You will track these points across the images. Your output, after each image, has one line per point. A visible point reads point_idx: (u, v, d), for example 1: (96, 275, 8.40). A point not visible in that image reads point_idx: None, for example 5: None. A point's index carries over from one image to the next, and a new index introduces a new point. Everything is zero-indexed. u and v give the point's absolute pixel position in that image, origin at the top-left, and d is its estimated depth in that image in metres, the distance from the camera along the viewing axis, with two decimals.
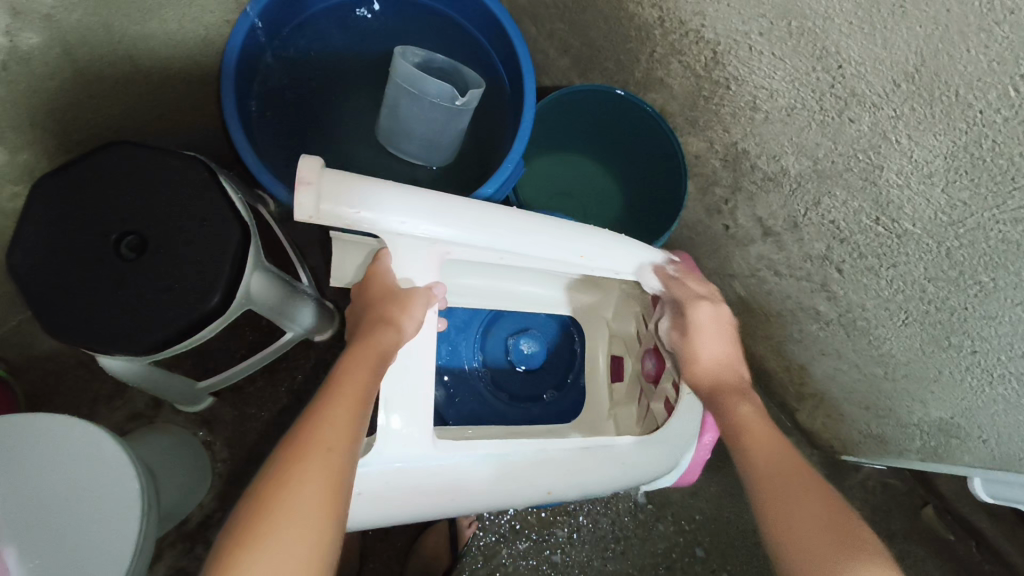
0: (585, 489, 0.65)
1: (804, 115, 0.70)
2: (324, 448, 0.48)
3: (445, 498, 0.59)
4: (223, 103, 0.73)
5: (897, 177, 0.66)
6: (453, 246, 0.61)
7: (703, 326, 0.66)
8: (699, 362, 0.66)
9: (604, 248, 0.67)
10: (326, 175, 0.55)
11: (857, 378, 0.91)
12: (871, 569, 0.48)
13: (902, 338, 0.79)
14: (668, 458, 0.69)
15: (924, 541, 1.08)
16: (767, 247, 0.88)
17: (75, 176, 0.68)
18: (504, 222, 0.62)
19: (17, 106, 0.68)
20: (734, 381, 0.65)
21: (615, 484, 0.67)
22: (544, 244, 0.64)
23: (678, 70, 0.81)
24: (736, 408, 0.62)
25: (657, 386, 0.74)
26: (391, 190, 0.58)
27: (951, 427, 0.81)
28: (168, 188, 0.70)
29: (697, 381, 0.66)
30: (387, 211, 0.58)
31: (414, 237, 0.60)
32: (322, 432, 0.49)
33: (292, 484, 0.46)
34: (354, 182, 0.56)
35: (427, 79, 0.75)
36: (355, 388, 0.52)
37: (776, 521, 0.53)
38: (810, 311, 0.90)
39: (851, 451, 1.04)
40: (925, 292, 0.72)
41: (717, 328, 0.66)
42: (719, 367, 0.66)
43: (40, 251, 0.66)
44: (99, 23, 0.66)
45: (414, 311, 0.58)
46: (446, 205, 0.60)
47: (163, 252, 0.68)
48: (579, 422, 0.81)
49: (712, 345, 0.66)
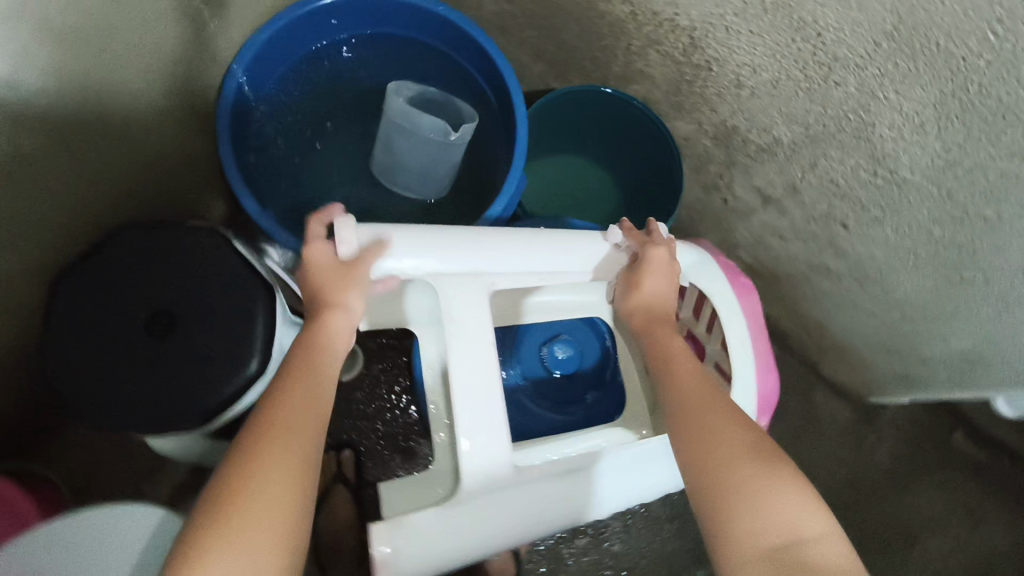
0: (632, 491, 0.66)
1: (790, 85, 0.72)
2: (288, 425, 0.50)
3: (509, 522, 0.59)
4: (223, 162, 0.74)
5: (890, 131, 0.68)
6: (497, 277, 0.62)
7: (653, 263, 0.64)
8: (640, 293, 0.64)
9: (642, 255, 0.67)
10: (365, 227, 0.58)
11: (876, 324, 0.94)
12: (782, 495, 0.50)
13: (914, 280, 0.82)
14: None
15: (960, 465, 1.13)
16: (769, 214, 0.91)
17: (90, 267, 0.70)
18: (538, 245, 0.64)
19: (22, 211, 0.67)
20: (669, 320, 0.64)
21: (659, 483, 0.67)
22: (580, 260, 0.65)
23: (657, 60, 0.83)
24: (668, 344, 0.62)
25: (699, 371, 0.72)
26: (423, 235, 0.60)
27: (975, 355, 0.84)
28: (184, 262, 0.72)
29: (631, 310, 0.65)
30: (422, 253, 0.59)
31: (457, 277, 0.61)
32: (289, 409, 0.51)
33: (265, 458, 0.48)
34: (389, 230, 0.59)
35: (420, 115, 0.76)
36: (308, 379, 0.54)
37: (695, 445, 0.54)
38: (820, 268, 0.93)
39: (877, 392, 1.08)
40: (932, 233, 0.74)
41: (671, 270, 0.65)
42: (659, 308, 0.64)
43: (70, 350, 0.67)
44: (91, 114, 0.65)
45: (360, 280, 0.57)
46: (481, 239, 0.62)
47: (192, 324, 0.70)
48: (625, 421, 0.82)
49: (661, 284, 0.64)
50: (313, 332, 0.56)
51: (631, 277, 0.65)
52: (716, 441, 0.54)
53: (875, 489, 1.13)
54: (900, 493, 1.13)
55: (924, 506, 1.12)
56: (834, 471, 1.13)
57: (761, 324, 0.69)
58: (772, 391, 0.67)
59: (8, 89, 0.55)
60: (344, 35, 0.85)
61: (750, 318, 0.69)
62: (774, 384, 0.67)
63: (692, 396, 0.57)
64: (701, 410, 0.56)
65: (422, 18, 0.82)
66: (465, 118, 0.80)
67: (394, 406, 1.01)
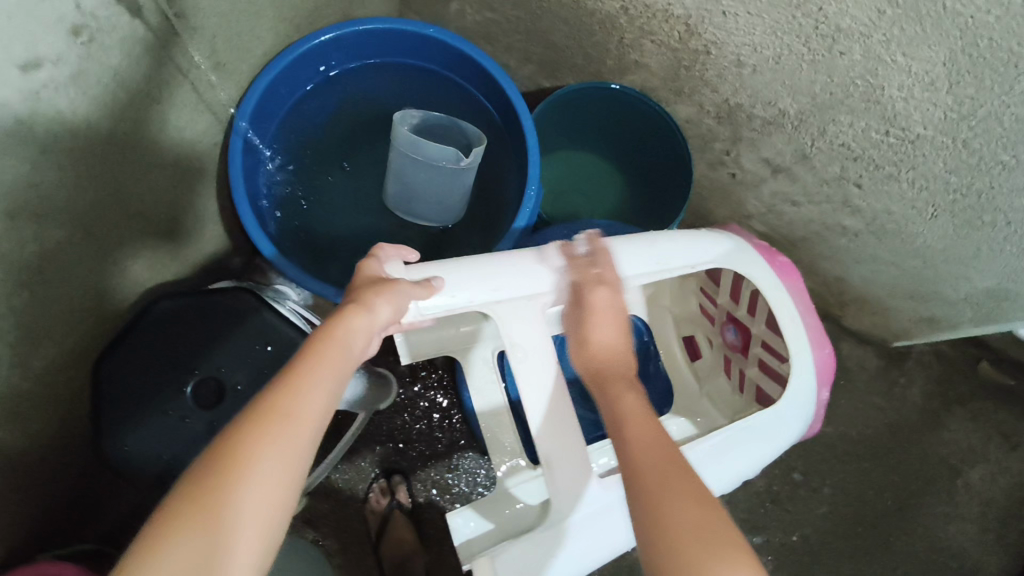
0: (718, 483, 0.63)
1: (793, 58, 0.72)
2: (296, 414, 0.44)
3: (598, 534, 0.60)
4: (243, 219, 0.74)
5: (899, 92, 0.68)
6: (547, 295, 0.63)
7: (597, 307, 0.60)
8: (590, 343, 0.59)
9: (683, 249, 0.67)
10: (423, 268, 0.59)
11: (897, 273, 0.95)
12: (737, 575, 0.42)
13: (934, 229, 0.83)
14: (796, 423, 0.66)
15: (989, 393, 1.15)
16: (779, 183, 0.92)
17: (131, 345, 0.71)
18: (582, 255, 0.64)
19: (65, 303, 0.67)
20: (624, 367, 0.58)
21: (743, 469, 0.64)
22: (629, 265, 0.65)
23: (652, 49, 0.83)
24: (624, 397, 0.54)
25: (747, 354, 0.74)
26: (466, 266, 0.60)
27: (1000, 291, 0.85)
28: (221, 326, 0.73)
29: (585, 364, 0.58)
30: (473, 285, 0.59)
31: (509, 301, 0.61)
32: (301, 396, 0.45)
33: (257, 445, 0.42)
34: (437, 269, 0.59)
35: (427, 145, 0.75)
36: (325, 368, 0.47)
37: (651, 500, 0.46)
38: (836, 228, 0.94)
39: (902, 337, 1.09)
40: (949, 183, 0.75)
41: (615, 311, 0.60)
42: (607, 355, 0.58)
43: (129, 430, 0.69)
44: (111, 197, 0.64)
45: (398, 292, 0.54)
46: (524, 260, 0.62)
47: (241, 389, 0.72)
48: (676, 413, 0.82)
49: (607, 329, 0.59)
50: (331, 325, 0.50)
51: (578, 325, 0.60)
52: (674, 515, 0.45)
53: (911, 430, 1.15)
54: (936, 430, 1.15)
55: (959, 438, 1.14)
56: (870, 418, 1.15)
57: (807, 298, 0.69)
58: (828, 364, 0.68)
59: (31, 189, 0.54)
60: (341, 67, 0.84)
61: (796, 294, 0.69)
62: (829, 357, 0.67)
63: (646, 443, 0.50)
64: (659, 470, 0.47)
65: (415, 41, 0.82)
66: (472, 141, 0.79)
67: (443, 422, 1.02)
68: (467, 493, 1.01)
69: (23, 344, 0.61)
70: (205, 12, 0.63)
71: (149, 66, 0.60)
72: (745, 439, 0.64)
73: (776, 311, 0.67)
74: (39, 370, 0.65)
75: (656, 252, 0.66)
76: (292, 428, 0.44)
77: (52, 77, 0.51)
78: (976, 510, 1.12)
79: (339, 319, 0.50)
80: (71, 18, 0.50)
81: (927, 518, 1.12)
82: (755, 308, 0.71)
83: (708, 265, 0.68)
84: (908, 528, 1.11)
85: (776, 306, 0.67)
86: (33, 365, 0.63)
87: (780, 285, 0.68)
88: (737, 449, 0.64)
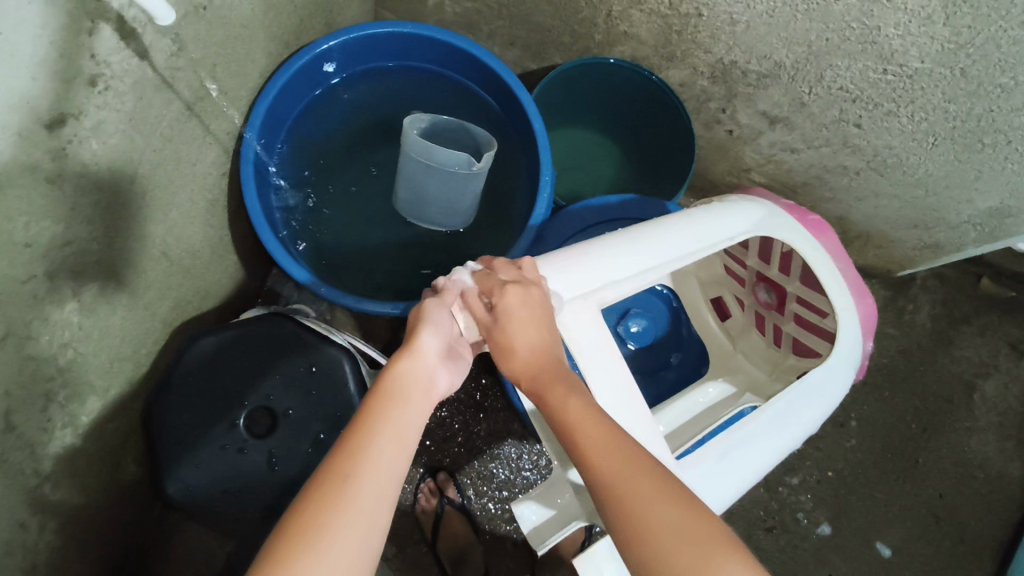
0: (786, 444, 0.65)
1: (787, 9, 0.73)
2: (370, 472, 0.44)
3: None
4: (266, 243, 0.74)
5: (896, 30, 0.69)
6: (603, 289, 0.63)
7: (511, 316, 0.57)
8: (514, 354, 0.57)
9: (717, 225, 0.69)
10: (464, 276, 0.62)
11: (899, 205, 0.97)
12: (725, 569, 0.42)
13: (935, 159, 0.84)
14: (847, 376, 0.69)
15: (992, 307, 1.19)
16: (778, 133, 0.93)
17: (178, 387, 0.71)
18: (624, 244, 0.65)
19: (115, 358, 0.65)
20: (555, 369, 0.56)
21: (806, 429, 0.66)
22: (671, 245, 0.66)
23: (641, 18, 0.84)
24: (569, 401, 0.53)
25: (785, 310, 0.77)
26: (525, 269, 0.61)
27: (1004, 210, 0.87)
28: (262, 356, 0.73)
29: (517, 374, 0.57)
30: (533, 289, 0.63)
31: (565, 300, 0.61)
32: (376, 449, 0.45)
33: (340, 501, 0.42)
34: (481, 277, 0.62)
35: (439, 151, 0.75)
36: (387, 422, 0.47)
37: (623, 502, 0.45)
38: (838, 169, 0.95)
39: (906, 265, 1.12)
40: (948, 112, 0.76)
41: (528, 310, 0.58)
42: (536, 361, 0.57)
43: (185, 470, 0.69)
44: (137, 241, 0.63)
45: (435, 318, 0.56)
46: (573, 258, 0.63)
47: (293, 412, 0.72)
48: (717, 377, 0.83)
49: (525, 333, 0.57)
50: (383, 376, 0.50)
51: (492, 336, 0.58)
52: (648, 515, 0.44)
53: (925, 353, 1.18)
54: (948, 350, 1.18)
55: (970, 354, 1.18)
56: (885, 347, 1.19)
57: (842, 255, 0.73)
58: (868, 311, 0.72)
59: (67, 247, 0.53)
60: (339, 75, 0.85)
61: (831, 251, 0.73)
62: (872, 308, 0.71)
63: (611, 454, 0.48)
64: (621, 476, 0.47)
65: (407, 41, 0.83)
66: (483, 142, 0.79)
67: (483, 414, 1.03)
68: (511, 479, 1.03)
69: (73, 402, 0.60)
70: (204, 43, 0.62)
71: (159, 105, 0.59)
72: (803, 399, 0.66)
73: (821, 273, 0.69)
74: (88, 424, 0.64)
75: (666, 242, 0.66)
76: (367, 482, 0.43)
77: (76, 131, 0.50)
78: (994, 420, 1.17)
79: (392, 369, 0.51)
80: (88, 69, 0.49)
81: (950, 435, 1.16)
82: (790, 266, 0.74)
83: (741, 235, 0.70)
84: (933, 448, 1.15)
85: (819, 265, 0.69)
86: (82, 423, 0.63)
87: (818, 244, 0.70)
88: (794, 413, 0.66)
